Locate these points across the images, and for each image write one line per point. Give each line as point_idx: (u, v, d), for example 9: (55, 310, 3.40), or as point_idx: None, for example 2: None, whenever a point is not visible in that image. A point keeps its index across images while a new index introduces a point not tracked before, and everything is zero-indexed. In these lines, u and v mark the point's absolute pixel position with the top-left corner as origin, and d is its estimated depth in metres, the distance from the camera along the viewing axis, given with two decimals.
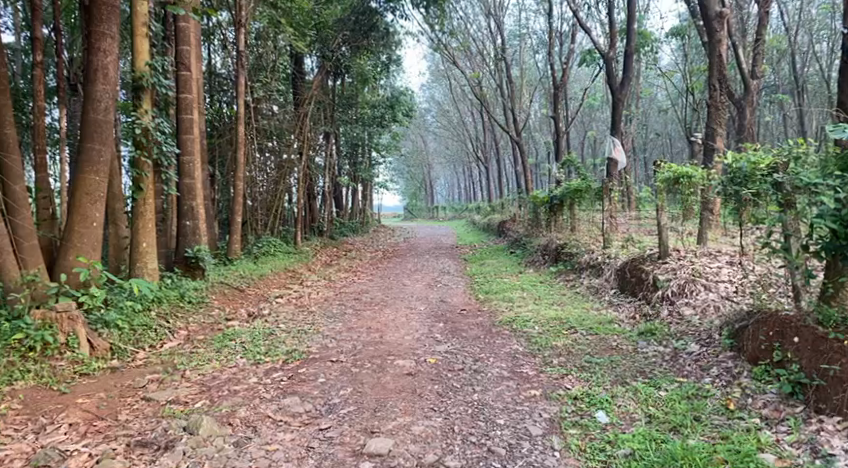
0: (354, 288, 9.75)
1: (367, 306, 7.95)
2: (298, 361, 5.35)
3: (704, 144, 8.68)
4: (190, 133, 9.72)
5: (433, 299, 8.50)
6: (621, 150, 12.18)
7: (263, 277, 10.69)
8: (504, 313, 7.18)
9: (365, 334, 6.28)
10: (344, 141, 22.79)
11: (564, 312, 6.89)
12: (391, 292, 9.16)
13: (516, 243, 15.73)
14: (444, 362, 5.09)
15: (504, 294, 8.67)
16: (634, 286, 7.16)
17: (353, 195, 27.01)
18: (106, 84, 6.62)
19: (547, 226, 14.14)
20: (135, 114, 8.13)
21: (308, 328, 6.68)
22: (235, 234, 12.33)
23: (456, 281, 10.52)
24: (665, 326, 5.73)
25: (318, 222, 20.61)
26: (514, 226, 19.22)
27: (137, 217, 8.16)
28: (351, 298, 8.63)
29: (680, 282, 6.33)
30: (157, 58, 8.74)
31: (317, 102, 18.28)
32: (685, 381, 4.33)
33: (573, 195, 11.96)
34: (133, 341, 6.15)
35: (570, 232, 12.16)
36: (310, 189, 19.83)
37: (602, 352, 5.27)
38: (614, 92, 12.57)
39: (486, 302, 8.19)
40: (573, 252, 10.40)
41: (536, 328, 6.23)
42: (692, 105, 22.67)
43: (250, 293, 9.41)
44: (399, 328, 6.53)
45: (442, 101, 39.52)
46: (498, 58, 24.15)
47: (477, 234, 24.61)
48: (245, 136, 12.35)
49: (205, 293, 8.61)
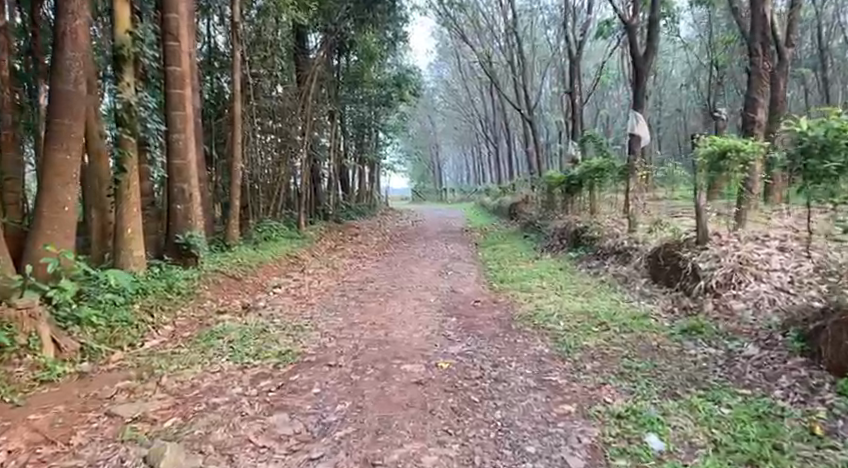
0: (359, 276, 9.06)
1: (372, 297, 7.25)
2: (291, 365, 4.66)
3: (744, 116, 7.76)
4: (180, 110, 8.87)
5: (444, 289, 7.83)
6: (644, 126, 11.39)
7: (261, 265, 10.03)
8: (523, 305, 6.48)
9: (368, 332, 5.59)
10: (350, 122, 21.92)
11: (591, 306, 6.17)
12: (398, 281, 8.47)
13: (530, 227, 15.00)
14: (458, 367, 4.39)
15: (522, 282, 7.97)
16: (669, 276, 6.41)
17: (360, 177, 26.29)
18: (75, 50, 5.85)
19: (565, 209, 13.40)
20: (117, 87, 7.38)
21: (305, 324, 6.00)
22: (232, 217, 11.65)
23: (468, 268, 9.83)
24: (712, 322, 4.97)
25: (324, 204, 19.91)
26: (527, 208, 18.49)
27: (122, 201, 7.46)
28: (354, 288, 7.92)
29: (726, 270, 5.55)
30: (139, 26, 7.93)
31: (320, 79, 17.51)
32: (749, 394, 3.59)
33: (594, 174, 11.12)
34: (110, 340, 5.51)
35: (589, 215, 11.38)
36: (314, 171, 19.09)
37: (642, 355, 4.55)
38: (637, 64, 11.64)
39: (502, 292, 7.50)
40: (594, 237, 9.64)
41: (562, 325, 5.50)
42: (714, 80, 21.59)
43: (248, 282, 8.77)
44: (406, 324, 5.85)
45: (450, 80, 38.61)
46: (509, 32, 23.18)
47: (487, 217, 23.85)
48: (241, 113, 11.56)
49: (197, 283, 7.94)
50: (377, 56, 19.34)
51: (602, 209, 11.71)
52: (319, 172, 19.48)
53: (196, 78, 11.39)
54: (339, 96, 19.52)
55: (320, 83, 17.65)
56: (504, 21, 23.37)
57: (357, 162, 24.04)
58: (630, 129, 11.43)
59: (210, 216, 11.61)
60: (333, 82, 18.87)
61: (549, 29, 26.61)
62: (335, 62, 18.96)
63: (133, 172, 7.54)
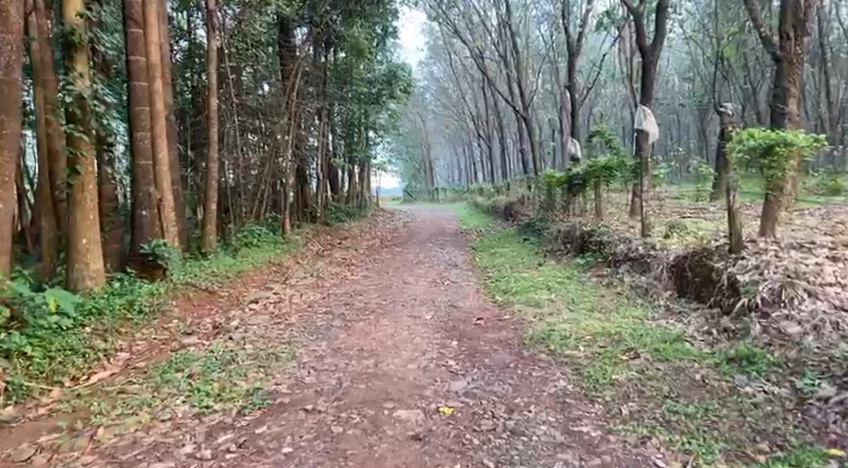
0: (345, 288, 8.20)
1: (362, 315, 6.41)
2: (260, 411, 3.81)
3: (772, 108, 7.04)
4: (145, 105, 7.96)
5: (441, 302, 7.02)
6: (653, 120, 10.63)
7: (238, 276, 9.18)
8: (534, 325, 5.68)
9: (355, 361, 4.76)
10: (340, 121, 21.01)
11: (611, 327, 5.38)
12: (389, 294, 7.63)
13: (528, 228, 14.22)
14: (464, 413, 3.57)
15: (527, 294, 7.20)
16: (700, 290, 5.62)
17: (349, 178, 25.38)
18: (7, 31, 4.72)
19: (567, 210, 12.62)
20: (68, 77, 6.46)
21: (283, 350, 5.17)
22: (209, 222, 10.72)
23: (467, 276, 9.03)
24: (765, 349, 4.16)
25: (311, 206, 19.00)
26: (524, 208, 17.69)
27: (75, 207, 6.54)
28: (340, 303, 7.05)
29: (773, 285, 4.74)
30: (95, 8, 7.01)
31: (304, 75, 16.63)
32: (846, 457, 2.79)
33: (602, 173, 10.25)
34: (47, 374, 4.64)
35: (594, 216, 10.59)
36: (301, 171, 18.20)
37: (688, 393, 3.75)
38: (644, 54, 10.87)
39: (507, 306, 6.72)
40: (602, 241, 8.85)
41: (583, 352, 4.70)
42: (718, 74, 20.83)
43: (222, 297, 7.93)
44: (400, 350, 5.03)
45: (441, 77, 37.86)
46: (503, 26, 22.35)
47: (481, 217, 23.05)
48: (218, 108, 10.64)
49: (164, 299, 7.05)
50: (366, 51, 18.49)
51: (607, 211, 10.91)
52: (306, 172, 18.59)
53: (168, 72, 10.47)
54: (327, 93, 18.64)
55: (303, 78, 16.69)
56: (497, 14, 22.57)
57: (347, 162, 23.16)
58: (638, 124, 10.63)
59: (184, 222, 10.69)
60: (319, 78, 17.98)
61: (543, 23, 25.88)
62: (322, 57, 18.17)
63: (87, 175, 6.63)
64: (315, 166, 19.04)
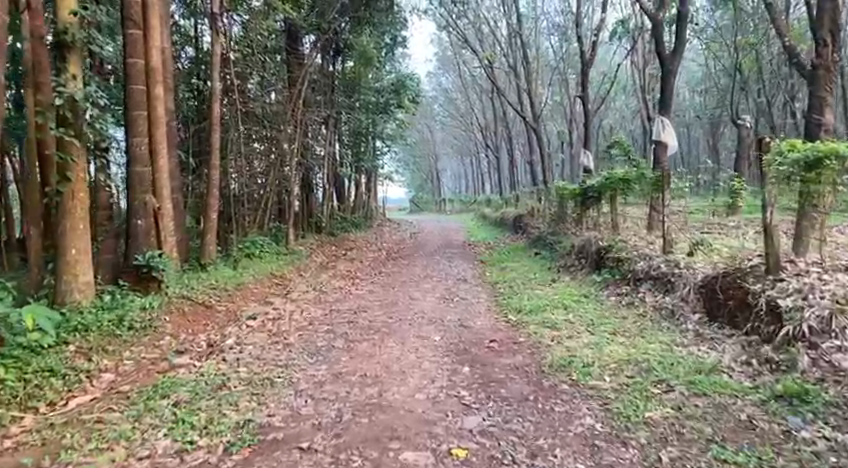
0: (350, 303, 7.78)
1: (366, 334, 5.99)
2: (249, 449, 3.38)
3: (805, 118, 6.62)
4: (142, 109, 7.59)
5: (450, 321, 6.60)
6: (672, 132, 10.21)
7: (237, 290, 8.78)
8: (552, 349, 5.24)
9: (358, 389, 4.34)
10: (347, 130, 20.68)
11: (638, 354, 4.94)
12: (394, 311, 7.18)
13: (538, 242, 13.79)
14: (480, 458, 3.14)
15: (542, 314, 6.76)
16: (734, 315, 5.17)
17: (356, 187, 25.02)
18: None
19: (579, 223, 12.18)
20: (60, 78, 6.09)
21: (280, 374, 4.74)
22: (209, 232, 10.34)
23: (477, 292, 8.61)
24: (819, 386, 3.70)
25: (316, 216, 18.62)
26: (535, 220, 17.23)
27: (64, 216, 6.16)
28: (343, 321, 6.60)
29: (821, 312, 4.28)
30: (90, 6, 6.67)
31: (311, 83, 16.35)
32: None
33: (619, 185, 9.81)
34: (20, 399, 4.23)
35: (610, 231, 10.15)
36: (306, 180, 17.87)
37: (734, 437, 3.29)
38: (663, 63, 10.48)
39: (521, 327, 6.29)
40: (621, 258, 8.41)
41: (609, 384, 4.25)
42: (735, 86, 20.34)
43: (219, 312, 7.52)
44: (407, 377, 4.60)
45: (449, 88, 37.63)
46: (514, 35, 22.04)
47: (489, 229, 22.63)
48: (220, 115, 10.30)
49: (156, 314, 6.65)
50: (375, 59, 18.20)
51: (624, 225, 10.45)
52: (312, 182, 18.26)
53: (170, 77, 10.14)
54: (334, 102, 18.33)
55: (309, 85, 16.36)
56: (508, 24, 22.27)
57: (354, 172, 22.81)
58: (656, 136, 10.28)
59: (184, 231, 10.32)
60: (326, 86, 17.68)
61: (553, 33, 25.58)
62: (330, 65, 17.91)
63: (78, 181, 6.25)
64: (321, 175, 18.71)
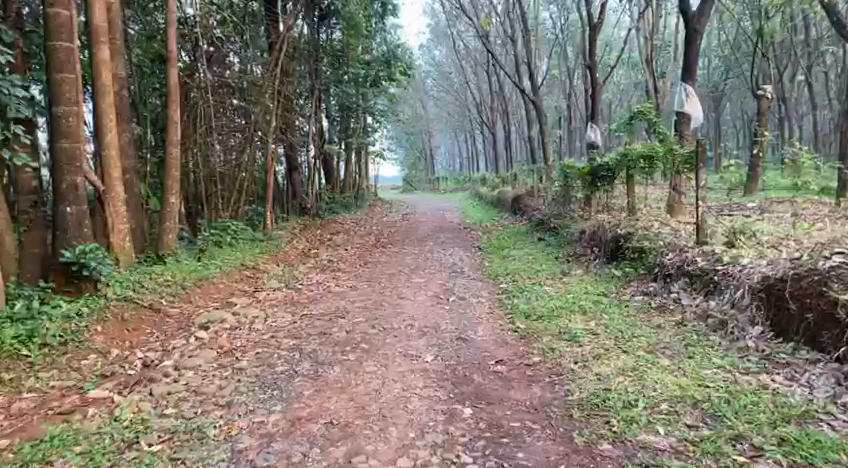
0: (327, 306, 6.55)
1: (342, 352, 4.79)
2: None
3: None
4: (69, 71, 6.15)
5: (447, 331, 5.42)
6: (696, 100, 8.95)
7: (197, 288, 7.49)
8: (579, 380, 4.05)
9: (319, 451, 3.14)
10: (334, 104, 19.19)
11: (696, 388, 3.74)
12: (378, 317, 5.98)
13: (540, 225, 12.60)
14: None
15: (557, 321, 5.59)
16: (818, 335, 4.06)
17: (345, 166, 23.64)
18: None
19: (587, 205, 10.97)
20: None
21: (218, 423, 3.51)
22: (169, 219, 8.99)
23: (476, 288, 7.45)
24: None
25: (301, 196, 17.27)
26: (535, 201, 16.00)
27: None
28: (315, 332, 5.39)
29: None
30: None
31: (291, 51, 14.85)
32: None
33: (638, 163, 8.55)
34: None
35: (626, 215, 8.95)
36: (289, 158, 16.48)
37: None
38: (688, 24, 9.13)
39: (532, 339, 5.13)
40: (643, 249, 7.24)
41: (669, 444, 3.05)
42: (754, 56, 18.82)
43: (170, 318, 6.25)
44: (390, 426, 3.41)
45: (443, 61, 36.05)
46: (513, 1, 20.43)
47: (485, 210, 21.43)
48: (178, 82, 8.87)
49: (81, 325, 5.36)
50: (364, 27, 16.67)
51: (641, 209, 9.23)
52: (296, 160, 16.87)
53: (119, 39, 8.66)
54: (320, 75, 16.84)
55: (290, 54, 14.80)
56: None
57: (343, 150, 21.44)
58: (676, 106, 9.03)
59: (139, 217, 8.99)
60: (309, 57, 16.20)
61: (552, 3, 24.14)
62: (314, 34, 16.39)
63: None
64: (306, 153, 17.32)
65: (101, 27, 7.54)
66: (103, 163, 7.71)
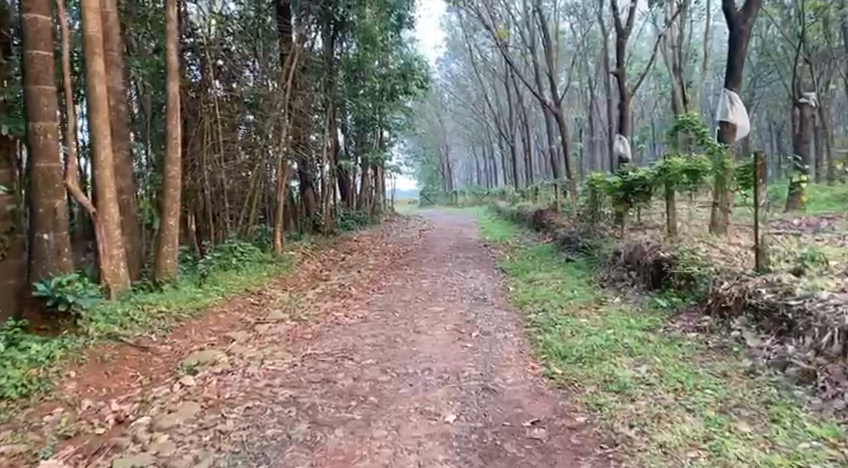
0: (334, 343, 5.78)
1: (347, 408, 4.02)
2: None
3: None
4: (46, 83, 5.54)
5: (470, 379, 4.62)
6: (741, 110, 8.15)
7: (194, 319, 6.78)
8: (641, 455, 3.22)
9: None
10: (350, 118, 18.61)
11: None
12: (392, 359, 5.19)
13: (566, 243, 11.75)
14: None
15: (601, 365, 4.76)
16: None
17: (361, 182, 23.07)
18: None
19: (619, 223, 10.10)
20: None
21: None
22: (168, 241, 8.34)
23: (502, 320, 6.65)
24: None
25: (315, 213, 16.64)
26: (559, 217, 15.16)
27: None
28: (318, 381, 4.62)
29: None
30: None
31: (304, 63, 14.28)
32: None
33: (680, 178, 7.71)
34: None
35: (666, 234, 8.08)
36: (301, 173, 15.87)
37: None
38: (731, 26, 8.34)
39: (573, 392, 4.30)
40: (692, 276, 6.38)
41: None
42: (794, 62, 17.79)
43: (158, 357, 5.52)
44: None
45: (461, 75, 35.77)
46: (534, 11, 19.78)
47: (505, 226, 20.63)
48: (176, 95, 8.29)
49: (50, 372, 4.67)
50: (381, 40, 16.10)
51: (682, 229, 8.35)
52: (310, 175, 16.30)
53: (115, 49, 8.09)
54: (334, 89, 16.26)
55: (303, 66, 14.25)
56: None
57: (358, 165, 20.87)
58: (720, 116, 8.24)
59: (135, 240, 8.35)
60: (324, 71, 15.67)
61: (571, 14, 23.44)
62: (328, 47, 15.88)
63: None
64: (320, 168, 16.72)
65: (96, 38, 6.94)
66: (95, 184, 7.11)
